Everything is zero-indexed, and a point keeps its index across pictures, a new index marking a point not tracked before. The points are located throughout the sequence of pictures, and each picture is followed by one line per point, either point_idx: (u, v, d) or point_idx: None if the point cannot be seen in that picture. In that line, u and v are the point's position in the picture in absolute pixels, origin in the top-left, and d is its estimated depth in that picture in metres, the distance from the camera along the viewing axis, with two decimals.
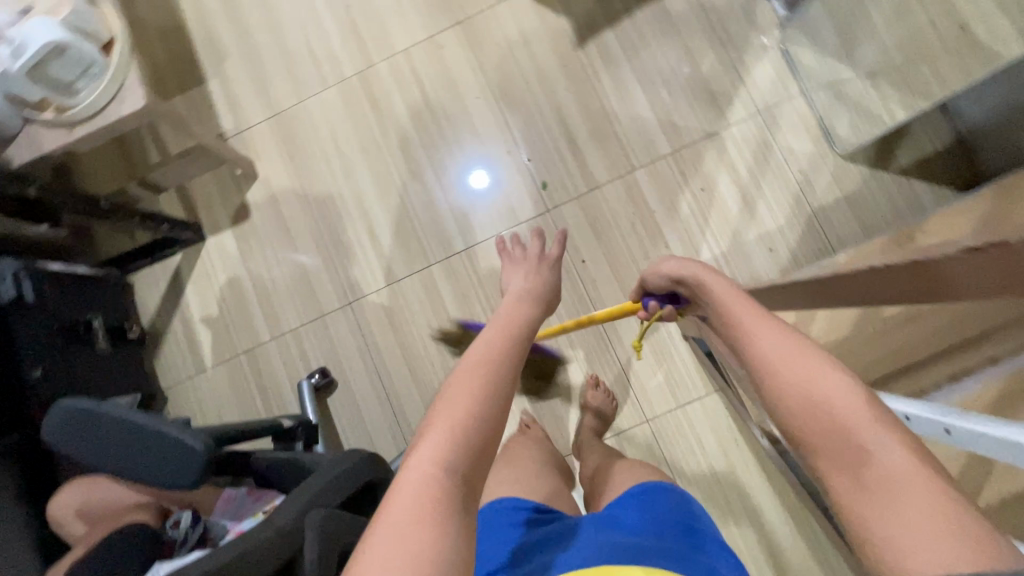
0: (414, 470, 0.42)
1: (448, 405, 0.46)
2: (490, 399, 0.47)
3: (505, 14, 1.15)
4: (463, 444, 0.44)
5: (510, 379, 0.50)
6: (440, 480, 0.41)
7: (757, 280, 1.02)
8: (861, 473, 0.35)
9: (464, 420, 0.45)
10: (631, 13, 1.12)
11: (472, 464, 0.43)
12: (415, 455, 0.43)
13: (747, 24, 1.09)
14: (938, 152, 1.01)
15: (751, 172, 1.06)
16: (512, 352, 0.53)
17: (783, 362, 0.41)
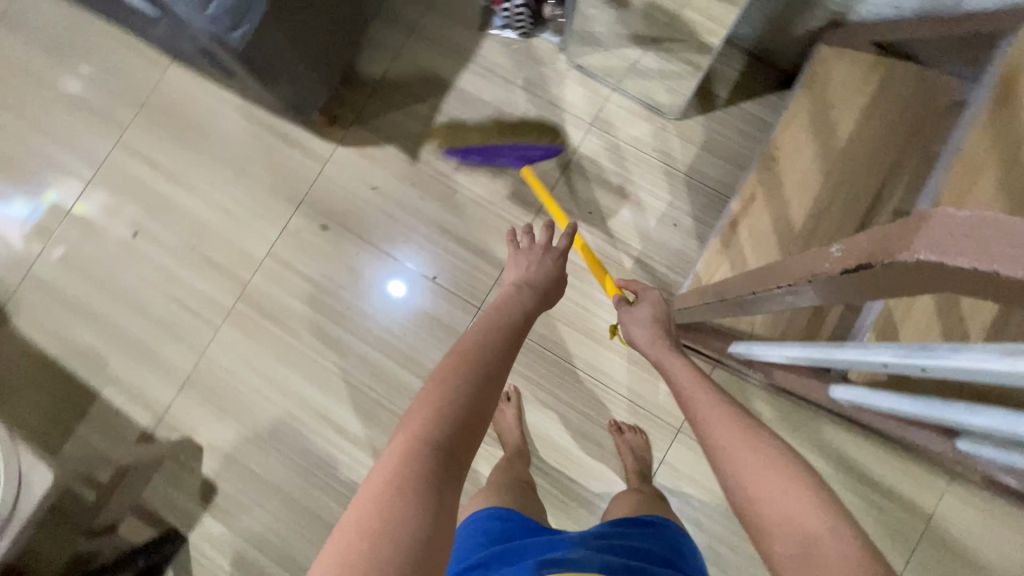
0: (397, 446, 0.45)
1: (432, 392, 0.50)
2: (467, 387, 0.50)
3: (335, 170, 1.17)
4: (442, 420, 0.47)
5: (491, 371, 0.54)
6: (420, 450, 0.45)
7: (682, 255, 1.08)
8: (802, 541, 0.44)
9: (444, 402, 0.49)
10: (439, 109, 1.17)
11: (452, 442, 0.46)
12: (401, 430, 0.47)
13: (536, 63, 1.17)
14: (742, 73, 1.11)
15: (618, 173, 1.12)
16: (488, 355, 0.55)
17: (731, 443, 0.54)
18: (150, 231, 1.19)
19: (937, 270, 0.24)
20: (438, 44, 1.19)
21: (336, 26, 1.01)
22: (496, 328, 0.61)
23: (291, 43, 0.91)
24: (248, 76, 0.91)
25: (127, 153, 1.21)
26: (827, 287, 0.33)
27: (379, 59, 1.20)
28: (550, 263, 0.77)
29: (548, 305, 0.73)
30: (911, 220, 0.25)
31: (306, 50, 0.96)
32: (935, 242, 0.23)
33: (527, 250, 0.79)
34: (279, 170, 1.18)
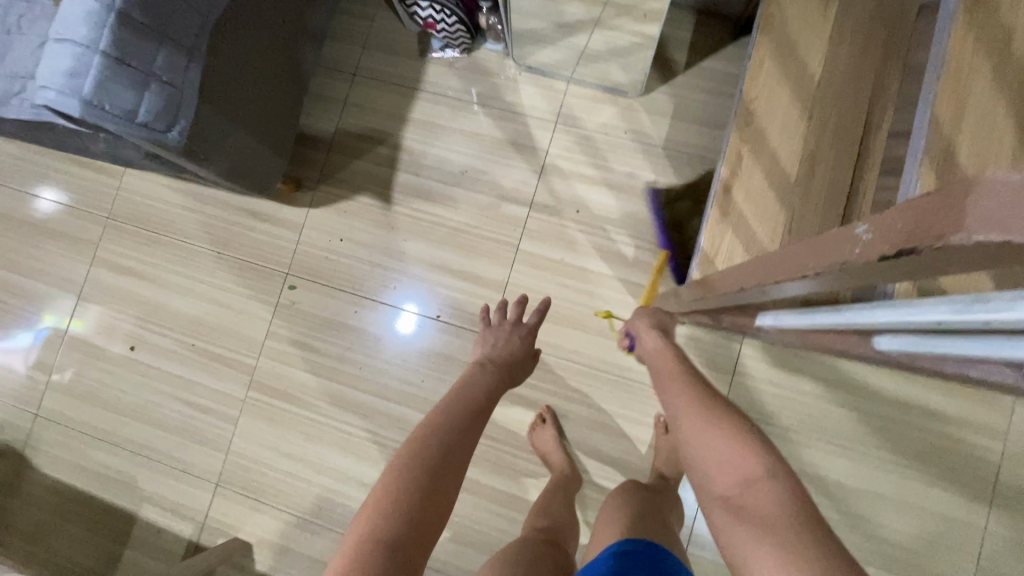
0: (345, 549, 0.41)
1: (387, 482, 0.46)
2: (423, 474, 0.46)
3: (312, 234, 1.14)
4: (394, 516, 0.43)
5: (452, 452, 0.49)
6: (369, 554, 0.41)
7: (681, 231, 1.04)
8: (738, 482, 0.44)
9: (397, 494, 0.44)
10: (400, 146, 1.14)
11: (412, 529, 0.43)
12: (351, 530, 0.43)
13: (486, 75, 1.13)
14: (695, 32, 1.07)
15: (595, 165, 1.08)
16: (458, 429, 0.52)
17: (682, 404, 0.54)
18: (146, 340, 1.17)
19: (987, 249, 0.20)
20: (382, 82, 1.16)
21: (276, 93, 0.98)
22: (463, 402, 0.56)
23: (234, 123, 0.88)
24: (200, 168, 0.88)
25: (105, 270, 1.19)
26: (861, 272, 0.29)
27: (328, 112, 1.17)
28: (518, 339, 0.73)
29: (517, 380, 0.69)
30: (956, 189, 0.21)
31: (251, 126, 0.93)
32: (991, 212, 0.20)
33: (496, 326, 0.75)
34: (257, 248, 1.15)
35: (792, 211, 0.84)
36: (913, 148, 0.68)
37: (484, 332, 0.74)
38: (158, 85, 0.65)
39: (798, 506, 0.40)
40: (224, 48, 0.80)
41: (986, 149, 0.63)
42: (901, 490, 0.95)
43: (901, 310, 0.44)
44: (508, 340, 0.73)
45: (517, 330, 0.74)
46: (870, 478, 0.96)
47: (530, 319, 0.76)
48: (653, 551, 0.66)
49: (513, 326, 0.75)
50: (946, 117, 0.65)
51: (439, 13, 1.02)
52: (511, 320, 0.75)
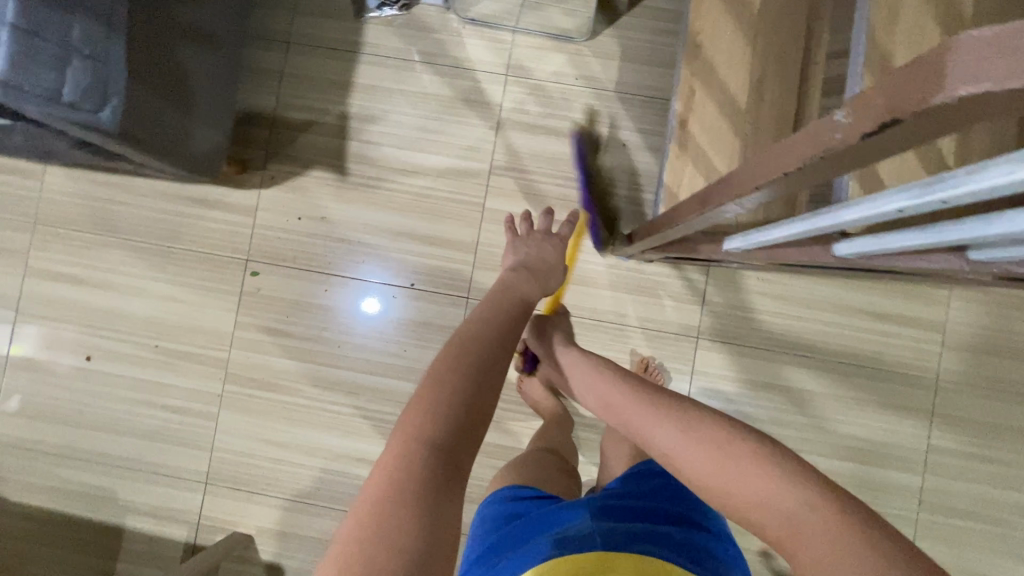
0: (404, 434, 0.44)
1: (432, 387, 0.47)
2: (465, 382, 0.48)
3: (267, 216, 1.09)
4: (440, 419, 0.45)
5: (491, 358, 0.51)
6: (419, 452, 0.43)
7: (642, 172, 1.06)
8: (764, 503, 0.44)
9: (439, 403, 0.46)
10: (348, 115, 1.09)
11: (463, 423, 0.46)
12: (401, 428, 0.45)
13: (427, 31, 1.09)
14: None
15: (550, 115, 1.08)
16: (492, 338, 0.54)
17: (671, 432, 0.52)
18: (101, 348, 1.10)
19: (973, 106, 0.22)
20: (320, 48, 1.10)
21: (208, 68, 0.91)
22: (492, 317, 0.57)
23: (166, 103, 0.82)
24: (136, 155, 0.82)
25: (40, 280, 1.10)
26: (841, 158, 0.31)
27: (265, 85, 1.10)
28: (550, 247, 0.80)
29: (554, 281, 0.76)
30: (927, 60, 0.23)
31: (184, 104, 0.87)
32: (967, 68, 0.21)
33: (525, 236, 0.81)
34: (209, 237, 1.09)
35: (746, 138, 0.87)
36: (852, 65, 0.71)
37: (517, 240, 0.79)
38: (80, 60, 0.59)
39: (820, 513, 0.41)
40: (147, 19, 0.73)
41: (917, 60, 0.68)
42: (860, 388, 1.04)
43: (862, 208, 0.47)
44: (539, 251, 0.78)
45: (548, 240, 0.81)
46: (833, 381, 1.04)
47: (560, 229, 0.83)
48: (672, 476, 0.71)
49: (544, 236, 0.81)
50: (881, 30, 0.69)
51: None
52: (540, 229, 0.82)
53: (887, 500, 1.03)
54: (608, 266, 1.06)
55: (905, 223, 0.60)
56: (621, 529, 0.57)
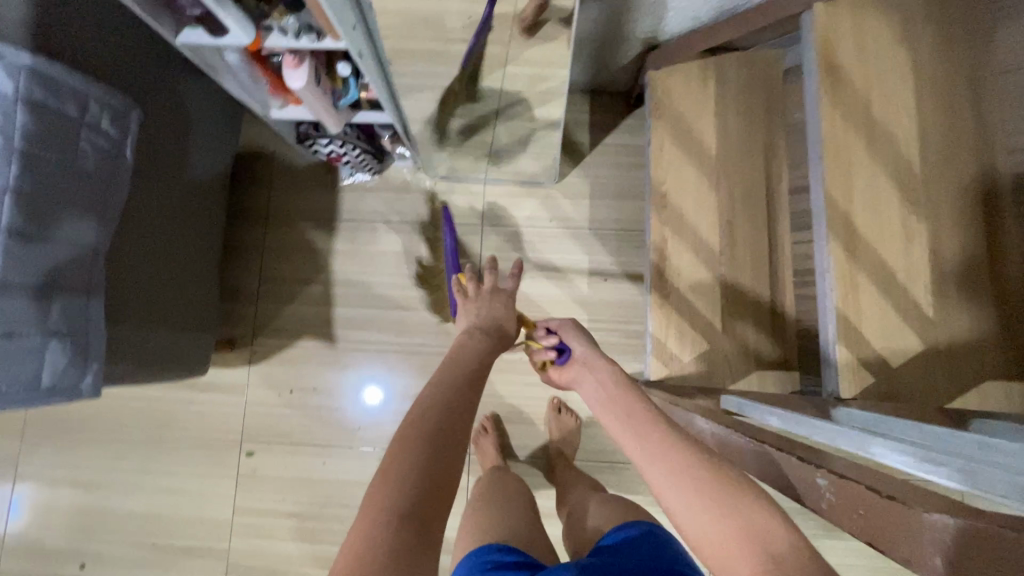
0: (365, 514, 0.39)
1: (396, 461, 0.43)
2: (429, 454, 0.44)
3: (260, 393, 1.08)
4: (408, 491, 0.41)
5: (455, 417, 0.48)
6: (383, 530, 0.38)
7: (626, 304, 1.07)
8: (761, 556, 0.36)
9: (406, 473, 0.42)
10: (332, 281, 1.11)
11: (431, 494, 0.41)
12: (365, 498, 0.41)
13: (401, 191, 1.13)
14: (593, 112, 1.12)
15: (530, 258, 1.10)
16: (454, 400, 0.50)
17: (662, 454, 0.45)
18: (99, 553, 1.05)
19: None
20: (298, 218, 1.12)
21: (197, 271, 0.90)
22: (456, 377, 0.54)
23: (169, 327, 0.83)
24: (138, 384, 0.80)
25: (33, 485, 1.07)
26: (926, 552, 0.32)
27: (246, 261, 1.11)
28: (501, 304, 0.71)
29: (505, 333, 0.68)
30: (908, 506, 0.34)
31: (188, 318, 0.88)
32: (937, 538, 0.32)
33: (475, 296, 0.72)
34: (202, 420, 1.07)
35: (724, 279, 0.88)
36: (817, 228, 0.73)
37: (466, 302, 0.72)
38: (61, 342, 0.59)
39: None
40: (146, 264, 0.76)
41: (879, 221, 0.70)
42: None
43: (862, 444, 0.47)
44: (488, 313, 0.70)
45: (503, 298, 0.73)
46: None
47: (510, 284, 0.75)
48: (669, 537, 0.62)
49: (491, 292, 0.73)
50: (839, 191, 0.71)
51: (342, 147, 1.00)
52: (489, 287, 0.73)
53: None
54: None
55: (908, 411, 0.60)
56: None
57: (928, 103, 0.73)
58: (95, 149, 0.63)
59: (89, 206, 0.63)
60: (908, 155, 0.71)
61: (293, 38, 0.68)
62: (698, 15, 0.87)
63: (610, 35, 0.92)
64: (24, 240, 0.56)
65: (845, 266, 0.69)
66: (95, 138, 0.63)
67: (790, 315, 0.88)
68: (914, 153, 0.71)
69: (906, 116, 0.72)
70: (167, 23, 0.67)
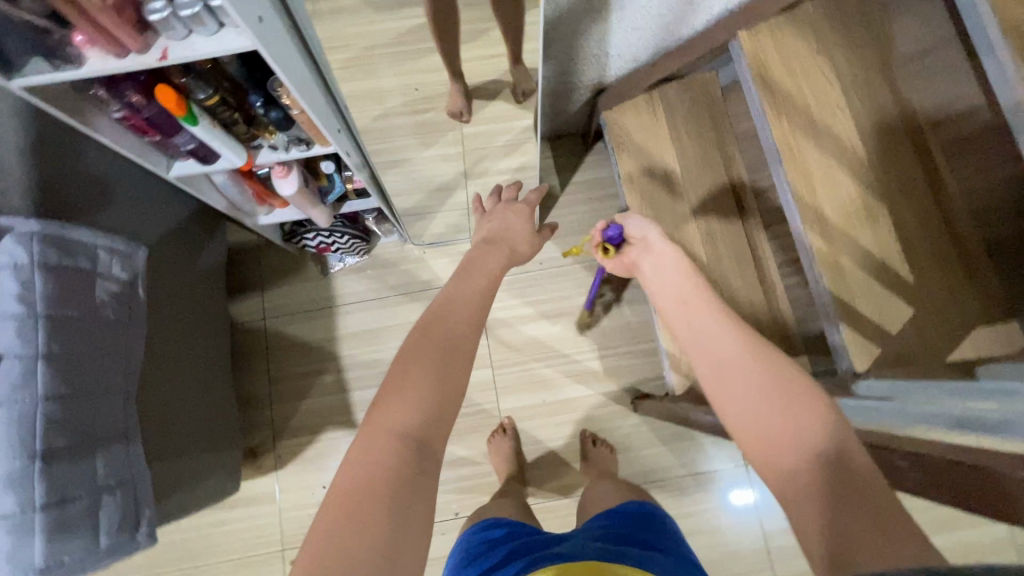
0: (376, 421, 0.44)
1: (403, 375, 0.47)
2: (432, 372, 0.47)
3: (291, 497, 1.05)
4: (410, 407, 0.45)
5: (458, 335, 0.51)
6: (390, 442, 0.43)
7: (630, 326, 1.11)
8: (808, 455, 0.39)
9: (412, 390, 0.46)
10: (342, 367, 1.11)
11: (432, 408, 0.46)
12: (374, 414, 0.45)
13: (393, 265, 1.16)
14: (557, 157, 1.19)
15: (530, 301, 1.13)
16: (462, 321, 0.53)
17: (741, 361, 0.48)
18: None
19: None
20: (297, 313, 1.13)
21: (220, 384, 0.91)
22: (465, 297, 0.56)
23: (200, 450, 0.81)
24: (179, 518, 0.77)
25: None
26: None
27: (252, 365, 1.10)
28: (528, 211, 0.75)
29: (522, 247, 0.70)
30: None
31: (215, 437, 0.86)
32: None
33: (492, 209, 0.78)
34: (236, 539, 1.03)
35: (718, 285, 0.94)
36: (791, 223, 0.80)
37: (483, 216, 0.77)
38: (110, 495, 0.58)
39: (869, 484, 0.36)
40: (168, 393, 0.75)
41: (844, 208, 0.78)
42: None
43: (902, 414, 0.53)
44: (515, 217, 0.74)
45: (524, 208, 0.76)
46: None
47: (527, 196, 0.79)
48: (670, 521, 0.62)
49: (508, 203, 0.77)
50: (803, 188, 0.79)
51: (330, 237, 1.03)
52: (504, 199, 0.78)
53: None
54: (636, 425, 1.07)
55: (920, 373, 0.66)
56: (613, 548, 0.47)
57: (857, 98, 0.82)
58: (110, 295, 0.64)
59: (115, 353, 0.63)
60: (852, 146, 0.80)
61: (283, 151, 0.72)
62: (638, 57, 0.96)
63: (562, 87, 1.00)
64: (62, 401, 0.56)
65: (826, 254, 0.76)
66: (109, 284, 0.64)
67: (785, 306, 0.94)
68: (858, 144, 0.80)
69: (841, 112, 0.81)
70: (160, 159, 0.69)
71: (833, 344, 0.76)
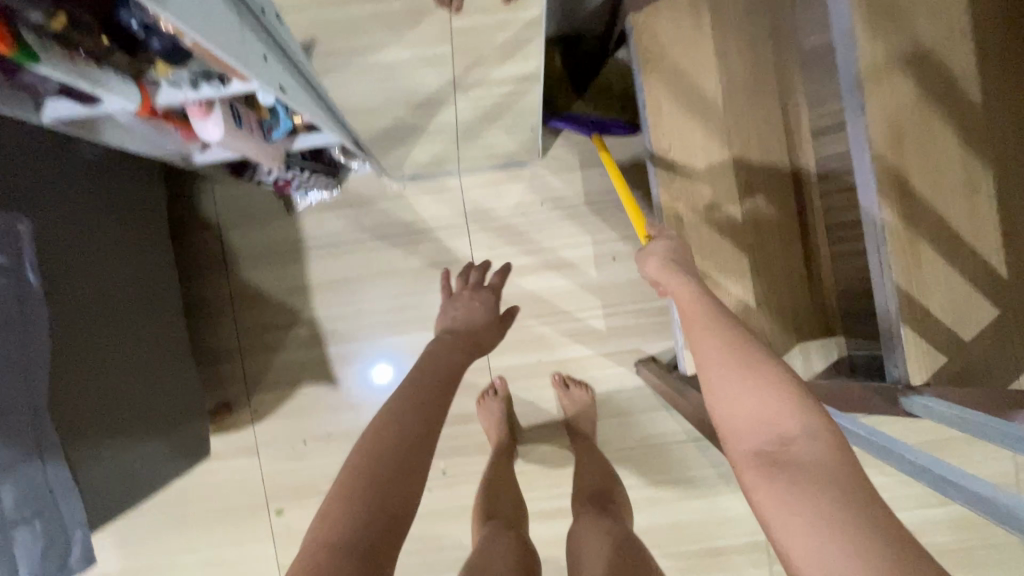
0: (317, 531, 0.36)
1: (355, 468, 0.39)
2: (390, 464, 0.39)
3: (271, 451, 1.01)
4: (358, 511, 0.37)
5: (422, 417, 0.43)
6: (330, 559, 0.34)
7: (640, 281, 0.98)
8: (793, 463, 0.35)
9: (363, 487, 0.38)
10: (316, 319, 1.00)
11: (386, 510, 0.37)
12: (316, 522, 0.37)
13: (369, 204, 0.99)
14: (568, 67, 0.96)
15: (526, 251, 0.99)
16: (430, 400, 0.46)
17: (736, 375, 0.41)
18: None
19: None
20: (262, 257, 0.99)
21: (169, 353, 0.80)
22: (434, 373, 0.50)
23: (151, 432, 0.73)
24: (139, 499, 0.73)
25: None
26: None
27: (217, 315, 0.99)
28: (479, 303, 0.67)
29: (486, 338, 0.63)
30: None
31: (166, 412, 0.78)
32: None
33: (457, 293, 0.70)
34: (219, 489, 1.01)
35: (751, 250, 0.79)
36: (863, 190, 0.62)
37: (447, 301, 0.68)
38: (27, 528, 0.51)
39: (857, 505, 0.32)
40: (99, 384, 0.64)
41: (936, 172, 0.59)
42: (942, 433, 0.95)
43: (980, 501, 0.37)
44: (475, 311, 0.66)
45: (488, 295, 0.69)
46: (916, 434, 0.95)
47: (492, 280, 0.71)
48: None
49: (474, 290, 0.70)
50: (887, 145, 0.59)
51: (288, 174, 0.85)
52: (471, 285, 0.70)
53: (985, 531, 0.99)
54: (638, 389, 0.99)
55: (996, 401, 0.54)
56: None
57: (985, 13, 0.59)
58: None
59: (7, 365, 0.51)
60: (964, 87, 0.59)
61: (190, 88, 0.53)
62: None
63: None
64: None
65: (903, 237, 0.60)
66: None
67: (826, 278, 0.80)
68: (972, 83, 0.60)
69: (957, 37, 0.59)
70: (25, 104, 0.51)
71: (884, 343, 0.62)
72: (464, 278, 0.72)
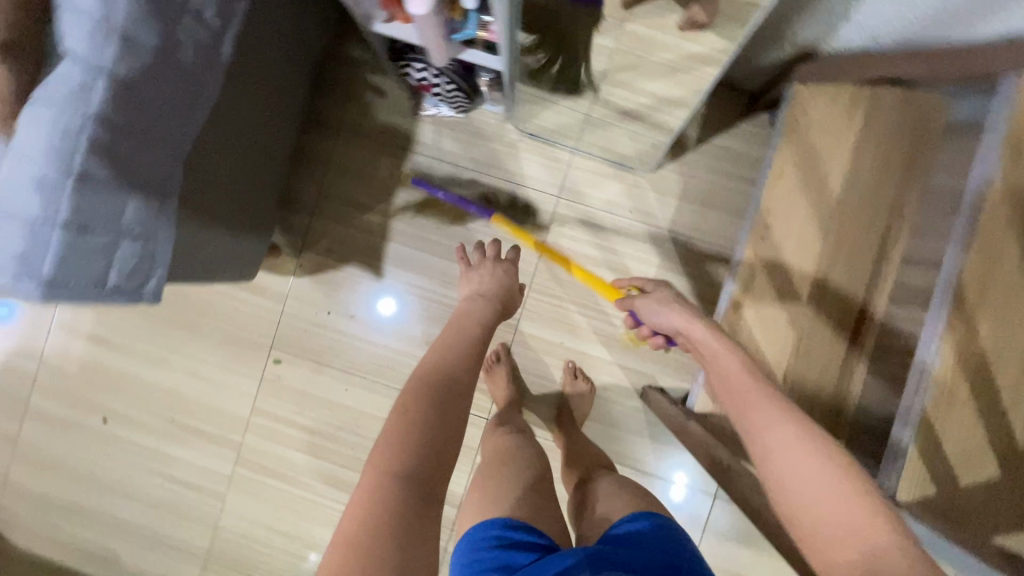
0: (375, 460, 0.52)
1: (400, 422, 0.55)
2: (427, 421, 0.56)
3: (298, 308, 1.07)
4: (409, 453, 0.53)
5: (450, 390, 0.60)
6: (390, 480, 0.50)
7: None
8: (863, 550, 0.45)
9: (411, 435, 0.54)
10: (392, 215, 1.06)
11: (428, 450, 0.54)
12: (376, 455, 0.53)
13: (483, 139, 1.05)
14: (711, 106, 1.02)
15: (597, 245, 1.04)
16: (455, 372, 0.63)
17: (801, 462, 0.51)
18: (121, 414, 1.09)
19: None
20: (372, 141, 1.06)
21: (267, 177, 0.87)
22: (458, 351, 0.66)
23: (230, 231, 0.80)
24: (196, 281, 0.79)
25: (69, 332, 1.09)
26: None
27: (310, 171, 1.06)
28: (500, 273, 0.79)
29: (513, 304, 0.80)
30: None
31: (247, 222, 0.85)
32: None
33: (477, 264, 0.82)
34: (239, 319, 1.08)
35: (801, 332, 0.83)
36: (929, 325, 0.67)
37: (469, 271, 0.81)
38: (129, 243, 0.57)
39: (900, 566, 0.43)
40: (216, 165, 0.71)
41: (1006, 333, 0.63)
42: None
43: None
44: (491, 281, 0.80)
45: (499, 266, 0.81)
46: None
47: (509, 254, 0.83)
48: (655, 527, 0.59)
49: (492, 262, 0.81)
50: (973, 290, 0.64)
51: (435, 78, 0.92)
52: (489, 257, 0.82)
53: None
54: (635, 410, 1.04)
55: None
56: None
57: None
58: (196, 42, 0.57)
59: (177, 107, 0.57)
60: None
61: None
62: None
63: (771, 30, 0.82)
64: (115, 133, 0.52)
65: (950, 374, 0.64)
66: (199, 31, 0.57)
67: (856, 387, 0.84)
68: None
69: None
70: None
71: (892, 458, 0.66)
72: (481, 253, 0.84)
